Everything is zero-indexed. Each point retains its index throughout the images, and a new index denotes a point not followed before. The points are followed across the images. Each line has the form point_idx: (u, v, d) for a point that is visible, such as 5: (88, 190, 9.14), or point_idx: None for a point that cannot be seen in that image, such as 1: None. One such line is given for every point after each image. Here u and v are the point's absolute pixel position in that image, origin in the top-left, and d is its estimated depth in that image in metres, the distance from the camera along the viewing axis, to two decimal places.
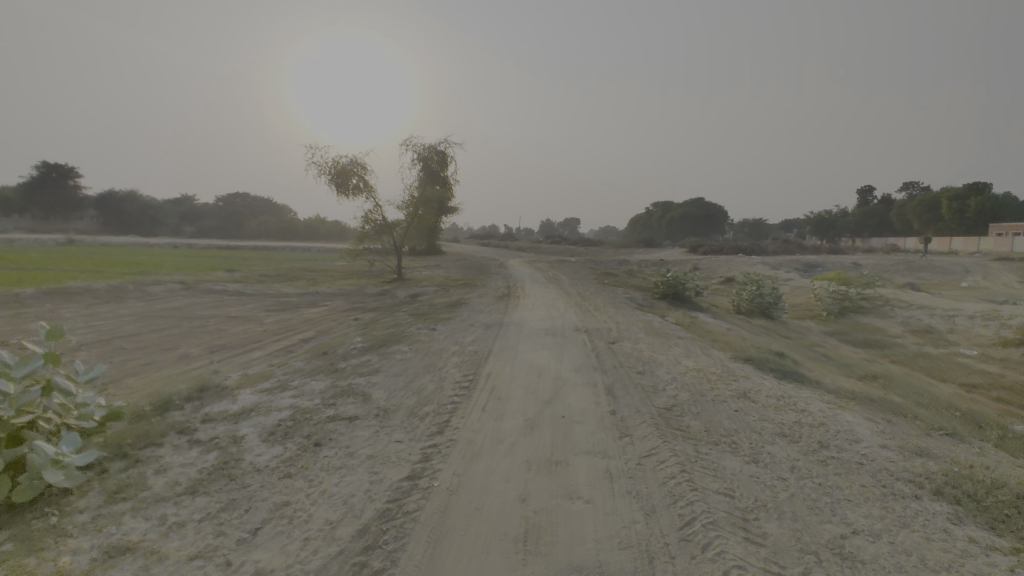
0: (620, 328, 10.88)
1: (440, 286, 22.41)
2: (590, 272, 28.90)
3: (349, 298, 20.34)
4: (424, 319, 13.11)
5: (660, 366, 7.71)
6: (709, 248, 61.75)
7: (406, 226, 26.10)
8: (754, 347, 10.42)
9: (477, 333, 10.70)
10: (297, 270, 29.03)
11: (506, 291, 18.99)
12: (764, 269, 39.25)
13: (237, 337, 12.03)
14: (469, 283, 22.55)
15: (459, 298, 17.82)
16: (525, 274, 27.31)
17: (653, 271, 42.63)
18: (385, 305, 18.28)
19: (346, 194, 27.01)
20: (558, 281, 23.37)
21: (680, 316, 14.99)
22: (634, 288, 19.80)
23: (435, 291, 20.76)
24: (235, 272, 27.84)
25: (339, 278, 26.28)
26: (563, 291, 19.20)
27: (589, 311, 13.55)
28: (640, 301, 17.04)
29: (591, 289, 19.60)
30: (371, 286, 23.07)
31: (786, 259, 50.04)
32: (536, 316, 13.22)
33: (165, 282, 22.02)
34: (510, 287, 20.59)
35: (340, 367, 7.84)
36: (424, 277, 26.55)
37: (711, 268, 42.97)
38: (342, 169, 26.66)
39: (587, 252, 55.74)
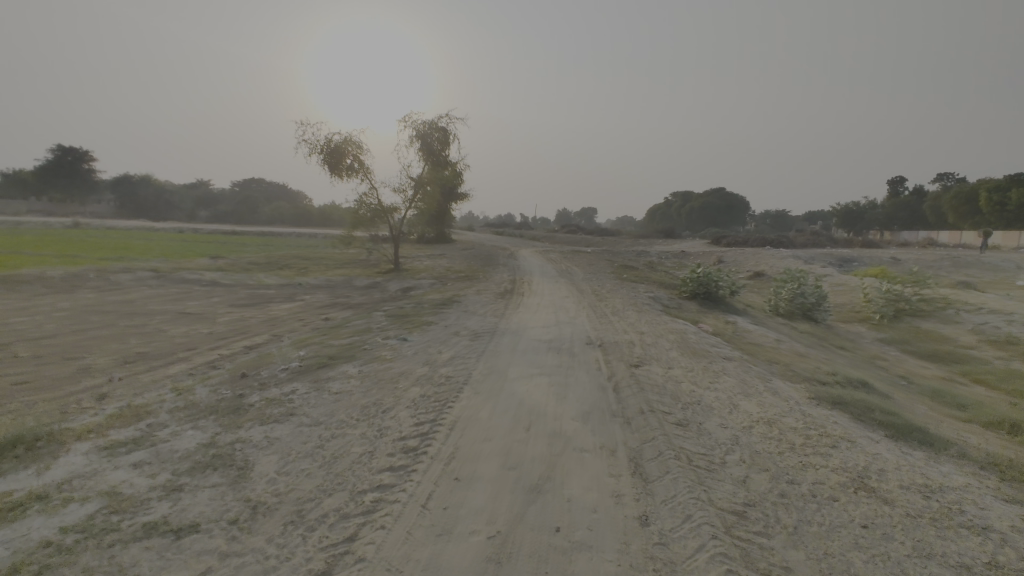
0: (645, 343, 8.37)
1: (438, 279, 20.08)
2: (607, 265, 26.33)
3: (335, 291, 18.14)
4: (403, 322, 10.78)
5: (710, 415, 5.22)
6: (734, 240, 58.37)
7: (404, 211, 23.79)
8: (824, 372, 7.88)
9: (458, 346, 8.29)
10: (289, 258, 26.92)
11: (510, 287, 16.59)
12: (796, 263, 36.20)
13: (169, 343, 9.84)
14: (470, 276, 20.22)
15: (454, 294, 15.43)
16: (535, 266, 24.81)
17: (674, 264, 39.91)
18: (370, 301, 16.01)
19: (340, 176, 24.86)
20: (571, 274, 20.84)
21: (715, 322, 12.44)
22: (658, 285, 17.23)
23: (431, 286, 18.45)
24: (221, 259, 25.82)
25: (331, 267, 24.13)
26: (574, 288, 16.69)
27: (605, 316, 11.09)
28: (665, 302, 14.49)
29: (608, 286, 17.05)
30: (362, 277, 20.86)
31: (818, 252, 46.66)
32: (540, 320, 10.79)
33: (135, 269, 20.07)
34: (515, 281, 18.18)
35: (244, 405, 5.49)
36: (424, 268, 24.23)
37: (737, 262, 40.02)
38: (337, 148, 24.46)
39: (604, 243, 52.81)
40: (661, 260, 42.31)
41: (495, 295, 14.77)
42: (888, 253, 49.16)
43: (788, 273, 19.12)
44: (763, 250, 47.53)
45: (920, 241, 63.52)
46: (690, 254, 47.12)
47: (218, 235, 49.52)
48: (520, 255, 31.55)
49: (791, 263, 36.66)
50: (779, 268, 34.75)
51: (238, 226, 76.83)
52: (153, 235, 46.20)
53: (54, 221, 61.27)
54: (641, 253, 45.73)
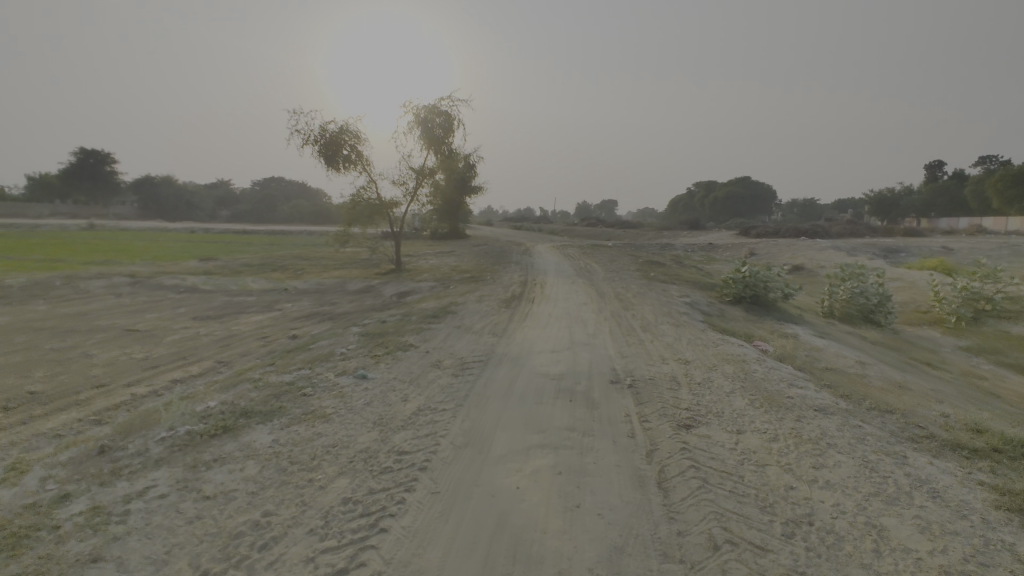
0: (693, 383, 6.00)
1: (441, 281, 17.93)
2: (630, 260, 23.84)
3: (322, 297, 16.12)
4: (378, 342, 8.62)
5: (840, 568, 2.90)
6: (764, 230, 55.06)
7: (405, 205, 21.70)
8: (958, 426, 5.43)
9: (433, 387, 6.06)
10: (285, 258, 25.06)
11: (519, 289, 14.32)
12: (837, 255, 33.24)
13: (82, 375, 7.83)
14: (476, 277, 18.02)
15: (451, 301, 13.22)
16: (550, 263, 22.43)
17: (701, 258, 37.16)
18: (358, 309, 13.89)
19: (337, 168, 22.83)
20: (590, 273, 18.47)
21: (770, 335, 9.98)
22: (692, 285, 14.76)
23: (431, 289, 16.31)
24: (212, 260, 24.02)
25: (328, 269, 22.19)
26: (593, 290, 14.33)
27: (632, 332, 8.76)
28: (703, 308, 12.01)
29: (634, 287, 14.61)
30: (357, 280, 18.82)
31: (859, 242, 43.23)
32: (550, 339, 8.48)
33: (111, 274, 18.34)
34: (526, 282, 15.90)
35: (49, 525, 3.36)
36: (427, 268, 22.12)
37: (771, 255, 37.09)
38: (332, 139, 22.40)
39: (626, 236, 50.15)
40: (688, 254, 39.48)
41: (499, 301, 12.52)
42: (936, 241, 45.45)
43: (845, 269, 16.40)
44: (798, 241, 44.28)
45: (966, 229, 59.24)
46: (718, 247, 44.11)
47: (229, 233, 48.37)
48: (535, 250, 29.20)
49: (833, 256, 33.53)
50: (819, 262, 31.75)
51: (255, 225, 76.15)
52: (165, 235, 45.18)
53: (70, 222, 60.99)
54: (666, 245, 42.91)
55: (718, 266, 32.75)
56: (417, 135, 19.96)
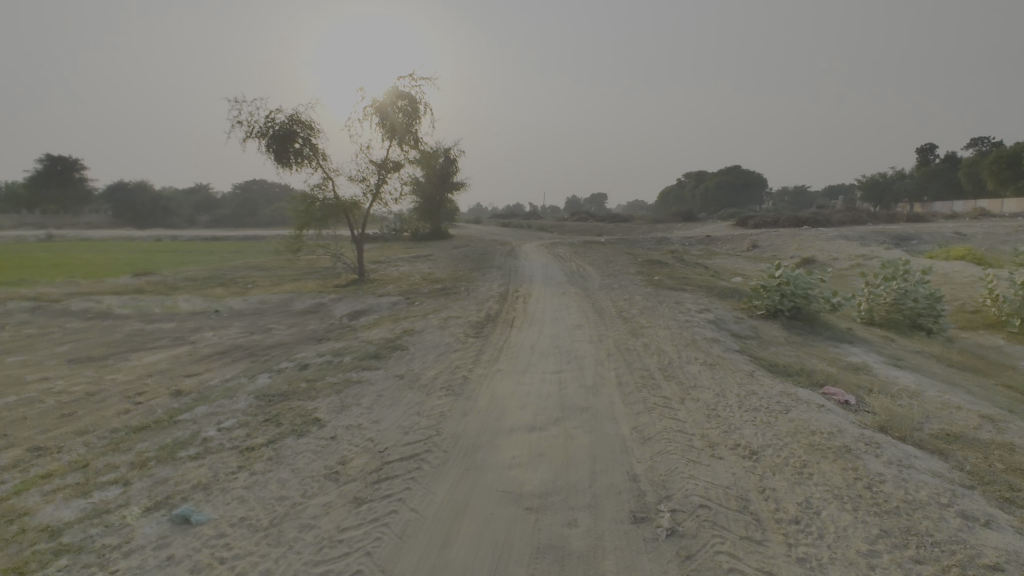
0: (786, 521, 3.26)
1: (406, 294, 15.10)
2: (628, 260, 21.13)
3: (257, 321, 13.20)
4: (271, 411, 5.78)
5: None
6: (762, 220, 52.58)
7: (368, 205, 18.77)
8: None
9: (302, 548, 3.25)
10: (238, 271, 22.07)
11: (497, 307, 11.49)
12: (847, 247, 30.81)
13: None
14: (449, 288, 15.22)
15: (408, 325, 10.36)
16: (536, 268, 19.57)
17: (700, 253, 34.64)
18: (293, 339, 11.01)
19: (288, 164, 19.84)
20: (583, 279, 15.73)
21: (836, 372, 7.22)
22: (709, 295, 12.05)
23: (391, 307, 13.46)
24: (151, 275, 20.97)
25: (281, 282, 19.28)
26: (587, 304, 11.54)
27: (650, 384, 5.99)
28: (732, 327, 9.25)
29: (638, 298, 11.80)
30: (308, 296, 15.94)
31: (865, 230, 40.85)
32: (529, 398, 5.70)
33: (12, 299, 15.32)
34: (505, 295, 13.11)
35: None
36: (396, 277, 19.22)
37: (775, 249, 34.63)
38: (281, 130, 19.42)
39: (619, 231, 47.55)
40: (686, 248, 36.92)
41: (467, 326, 9.66)
42: (946, 226, 43.13)
43: (887, 266, 13.71)
44: (801, 231, 41.81)
45: (967, 212, 57.16)
46: (717, 240, 41.55)
47: (197, 241, 45.17)
48: (520, 251, 26.37)
49: (843, 248, 30.95)
50: (830, 256, 29.15)
51: (232, 230, 72.90)
52: (126, 244, 41.96)
53: (32, 234, 57.35)
54: (661, 240, 40.25)
55: (720, 263, 30.09)
56: (377, 123, 17.08)
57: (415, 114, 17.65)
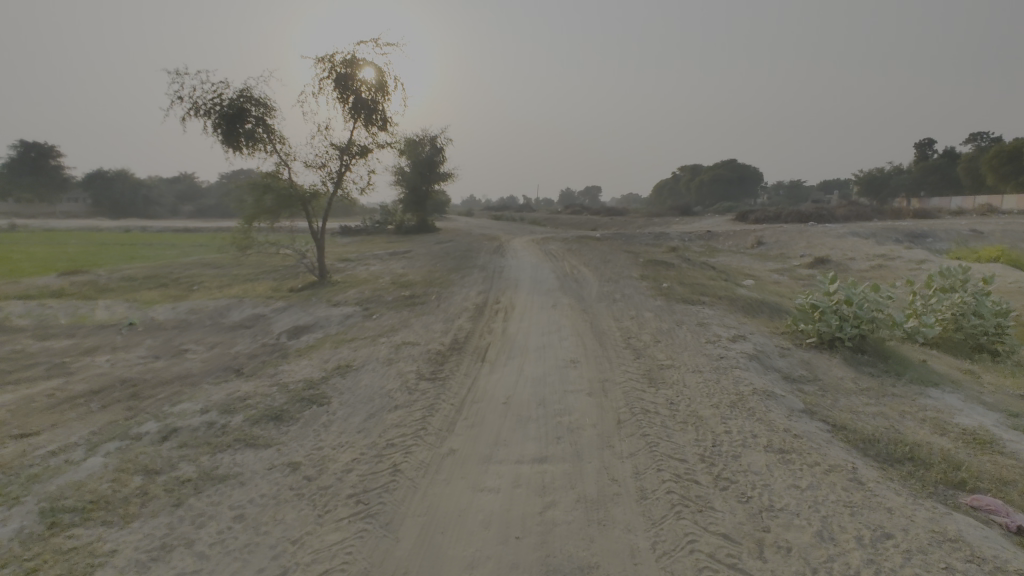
0: None
1: (367, 303, 12.59)
2: (629, 261, 18.75)
3: (174, 338, 10.65)
4: (37, 552, 3.31)
5: None
6: (764, 214, 50.44)
7: (330, 195, 16.17)
8: None
9: None
10: (186, 270, 19.40)
11: (469, 327, 9.00)
12: (863, 246, 28.64)
13: None
14: (418, 296, 12.74)
15: (347, 354, 7.87)
16: (525, 269, 17.12)
17: (703, 250, 32.36)
18: (204, 369, 8.51)
19: (239, 147, 17.17)
20: (578, 286, 13.29)
21: (955, 451, 4.86)
22: (735, 314, 9.66)
23: (342, 322, 10.93)
24: (82, 275, 18.23)
25: (231, 286, 16.71)
26: (584, 323, 9.08)
27: (692, 502, 3.58)
28: (781, 366, 6.86)
29: (647, 315, 9.39)
30: (252, 304, 13.39)
31: (875, 226, 38.73)
32: (489, 536, 3.29)
33: None
34: (483, 309, 10.65)
35: None
36: (363, 279, 16.71)
37: (783, 247, 32.43)
38: (231, 108, 16.75)
39: (615, 226, 45.21)
40: (688, 245, 34.73)
41: (423, 358, 7.19)
42: (957, 223, 41.19)
43: (943, 276, 11.38)
44: (807, 227, 39.73)
45: (974, 208, 55.20)
46: (719, 236, 39.31)
47: (167, 232, 42.25)
48: (509, 249, 23.88)
49: (857, 246, 28.78)
50: (846, 255, 26.98)
51: (213, 220, 69.70)
52: (90, 235, 38.95)
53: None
54: (660, 236, 37.99)
55: (725, 262, 27.83)
56: (337, 98, 14.47)
57: (383, 90, 15.05)
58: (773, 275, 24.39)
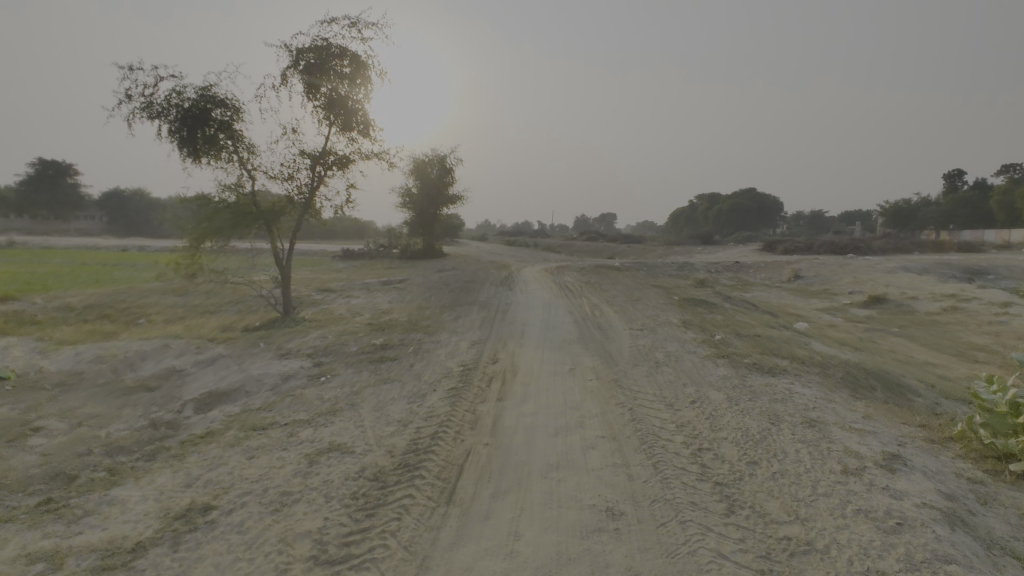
0: None
1: (325, 355, 9.53)
2: (660, 298, 15.61)
3: (41, 405, 7.61)
4: None
5: None
6: (794, 244, 47.05)
7: (300, 214, 13.29)
8: None
9: None
10: (139, 300, 16.53)
11: (441, 417, 5.85)
12: (923, 283, 25.16)
13: None
14: (392, 347, 9.66)
15: (229, 470, 4.73)
16: (535, 307, 14.06)
17: (735, 284, 29.03)
18: (25, 475, 5.43)
19: (198, 156, 14.42)
20: (603, 336, 10.15)
21: None
22: (847, 401, 6.41)
23: (275, 388, 7.83)
24: (12, 303, 15.42)
25: (180, 322, 13.81)
26: (619, 414, 5.87)
27: None
28: (1014, 542, 3.59)
29: (714, 400, 6.17)
30: (183, 349, 10.42)
31: (924, 260, 35.16)
32: None
33: None
34: (471, 375, 7.52)
35: None
36: (337, 316, 13.73)
37: (827, 282, 28.99)
38: (190, 109, 14.10)
39: (635, 254, 42.03)
40: (717, 277, 31.50)
41: (342, 498, 4.04)
42: (1014, 257, 37.35)
43: None
44: (847, 259, 36.17)
45: None
46: (749, 266, 35.96)
47: (160, 252, 39.68)
48: (518, 279, 20.83)
49: (915, 284, 25.22)
50: (905, 293, 23.51)
51: (220, 241, 68.11)
52: (78, 254, 36.57)
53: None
54: (685, 266, 34.76)
55: (763, 298, 24.47)
56: (308, 92, 11.74)
57: (366, 86, 12.39)
58: (824, 316, 20.95)
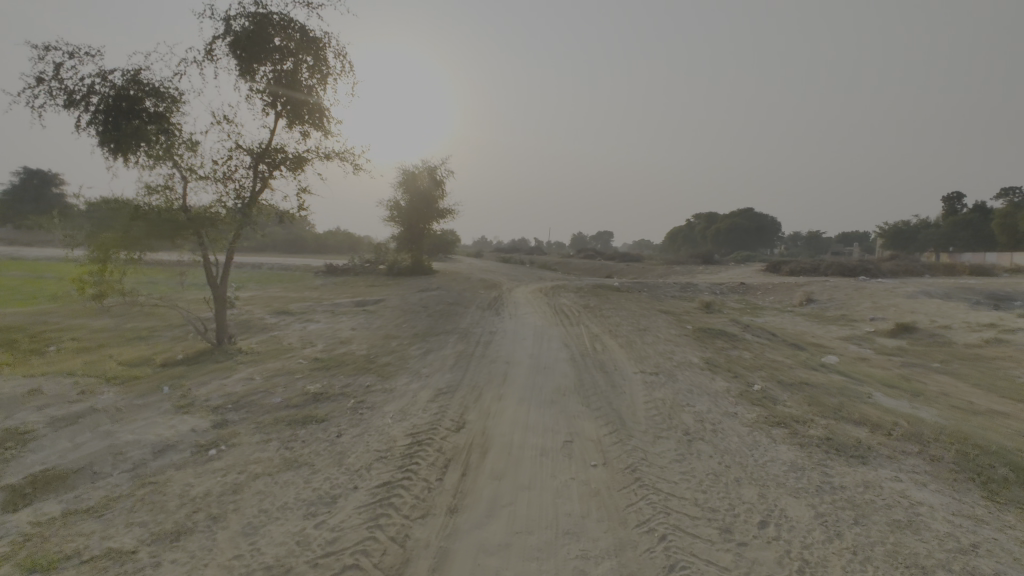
0: None
1: (236, 409, 7.11)
2: (671, 328, 13.29)
3: None
4: None
5: None
6: (799, 265, 45.00)
7: (238, 223, 10.76)
8: None
9: None
10: (57, 320, 14.00)
11: (344, 559, 3.45)
12: (953, 310, 22.98)
13: None
14: (327, 399, 7.24)
15: None
16: (523, 338, 11.69)
17: (744, 308, 26.81)
18: None
19: (126, 154, 12.13)
20: (608, 385, 7.75)
21: None
22: (1001, 521, 4.06)
23: (135, 470, 5.37)
24: None
25: (92, 352, 11.33)
26: (646, 555, 3.48)
27: None
28: None
29: (799, 525, 3.78)
30: (61, 395, 7.98)
31: (941, 284, 33.05)
32: None
33: None
34: (418, 456, 5.11)
35: None
36: (283, 347, 11.33)
37: (845, 306, 26.75)
38: (119, 98, 11.90)
39: (634, 274, 39.85)
40: (724, 300, 29.22)
41: None
42: None
43: None
44: (860, 282, 33.99)
45: None
46: (757, 288, 33.74)
47: None
48: (506, 302, 18.49)
49: (945, 311, 22.96)
50: (935, 321, 21.28)
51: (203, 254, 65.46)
52: (40, 265, 33.92)
53: None
54: (689, 287, 32.52)
55: (778, 325, 22.19)
56: (249, 70, 9.64)
57: (320, 68, 10.22)
58: (850, 347, 18.62)
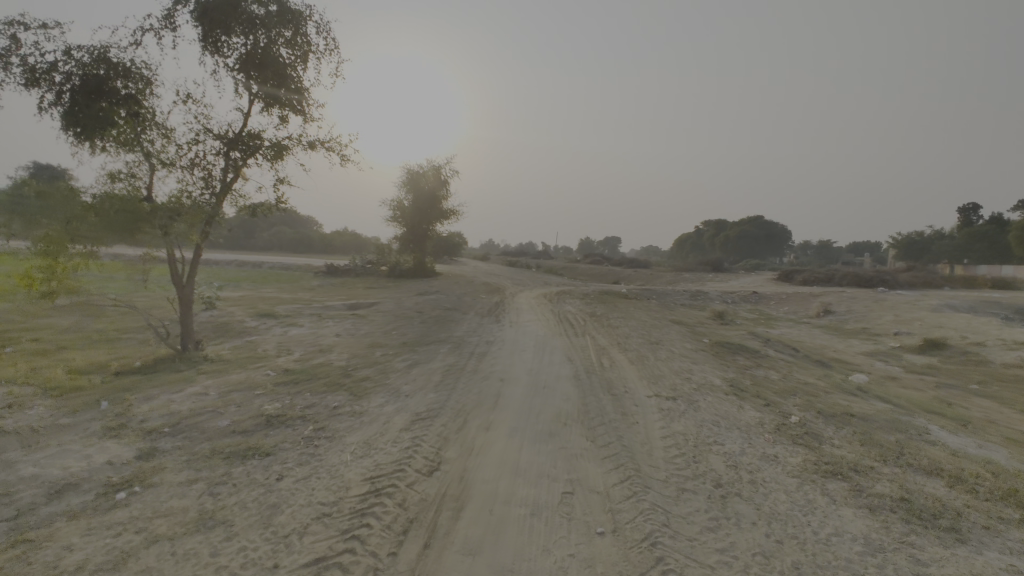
0: None
1: (173, 433, 5.95)
2: (685, 342, 12.05)
3: None
4: None
5: None
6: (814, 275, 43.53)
7: (207, 217, 9.69)
8: None
9: None
10: (21, 317, 12.94)
11: None
12: (984, 326, 21.53)
13: None
14: (282, 424, 6.07)
15: None
16: (522, 349, 10.50)
17: (760, 318, 25.46)
18: None
19: (92, 139, 11.07)
20: (617, 412, 6.53)
21: None
22: None
23: (15, 520, 4.21)
24: None
25: (46, 355, 10.23)
26: None
27: None
28: None
29: None
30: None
31: (965, 298, 31.55)
32: None
33: None
34: (372, 514, 3.92)
35: None
36: (256, 355, 10.19)
37: (866, 319, 25.32)
38: (85, 76, 10.83)
39: (642, 281, 38.55)
40: (737, 310, 27.86)
41: None
42: None
43: None
44: (880, 293, 32.50)
45: None
46: (771, 298, 32.35)
47: None
48: (507, 308, 17.31)
49: (975, 326, 21.53)
50: (966, 338, 19.87)
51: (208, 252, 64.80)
52: None
53: None
54: (700, 295, 31.20)
55: (797, 337, 20.86)
56: (219, 44, 8.56)
57: (301, 44, 9.12)
58: (876, 363, 17.29)
